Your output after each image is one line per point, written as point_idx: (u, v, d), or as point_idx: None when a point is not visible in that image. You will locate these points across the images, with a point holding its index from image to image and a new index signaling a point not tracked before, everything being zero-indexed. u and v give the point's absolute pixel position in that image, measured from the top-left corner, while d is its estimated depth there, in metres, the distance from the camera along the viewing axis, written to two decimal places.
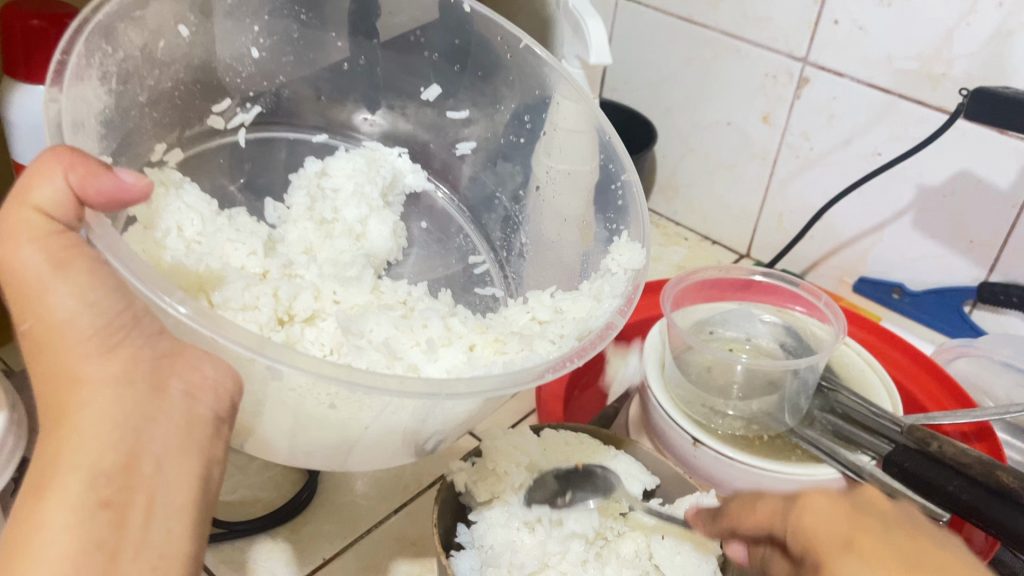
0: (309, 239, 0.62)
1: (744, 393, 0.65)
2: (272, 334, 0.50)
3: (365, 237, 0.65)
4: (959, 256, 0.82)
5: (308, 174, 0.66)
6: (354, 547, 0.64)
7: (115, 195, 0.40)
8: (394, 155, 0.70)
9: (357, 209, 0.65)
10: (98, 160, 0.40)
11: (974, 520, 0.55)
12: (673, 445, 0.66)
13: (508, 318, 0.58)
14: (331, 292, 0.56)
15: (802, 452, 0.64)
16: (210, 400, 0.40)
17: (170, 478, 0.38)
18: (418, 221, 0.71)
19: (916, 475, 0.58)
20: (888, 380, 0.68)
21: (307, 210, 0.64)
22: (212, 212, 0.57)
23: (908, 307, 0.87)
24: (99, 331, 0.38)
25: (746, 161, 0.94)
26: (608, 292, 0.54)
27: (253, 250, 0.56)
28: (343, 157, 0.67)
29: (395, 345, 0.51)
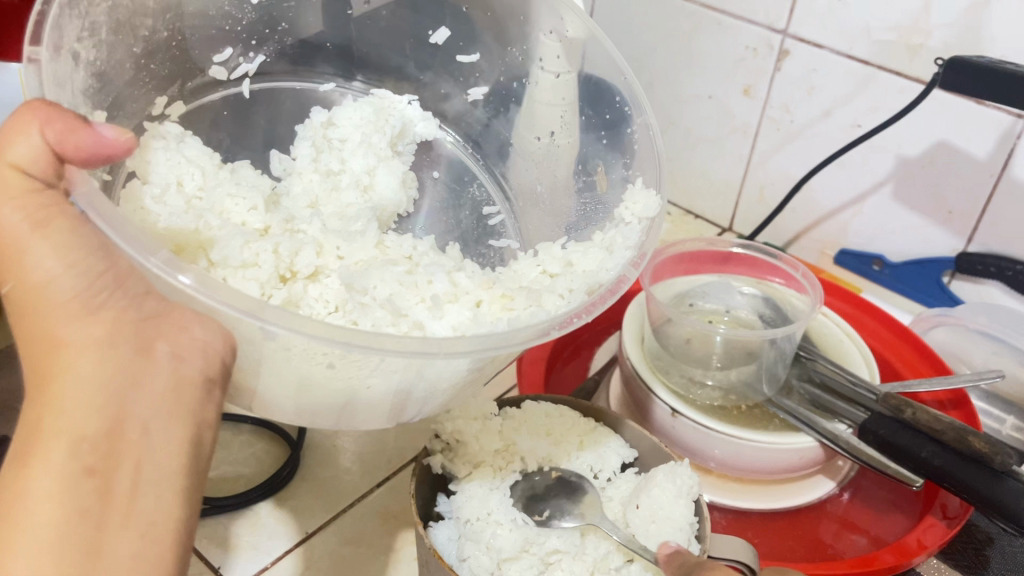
0: (314, 190, 0.60)
1: (723, 362, 0.65)
2: (272, 294, 0.48)
3: (373, 188, 0.62)
4: (937, 227, 0.82)
5: (314, 124, 0.63)
6: (336, 522, 0.64)
7: (96, 151, 0.39)
8: (404, 103, 0.66)
9: (365, 159, 0.62)
10: (76, 115, 0.39)
11: (945, 485, 0.56)
12: (652, 415, 0.66)
13: (518, 272, 0.56)
14: (334, 248, 0.54)
15: (779, 421, 0.65)
16: (199, 362, 0.40)
17: (157, 446, 0.37)
18: (433, 169, 0.68)
19: (890, 441, 0.59)
20: (866, 350, 0.69)
21: (313, 163, 0.61)
22: (217, 165, 0.56)
23: (888, 279, 0.88)
24: (84, 291, 0.38)
25: (727, 135, 0.94)
26: (620, 243, 0.53)
27: (254, 204, 0.55)
28: (351, 106, 0.64)
29: (399, 301, 0.50)
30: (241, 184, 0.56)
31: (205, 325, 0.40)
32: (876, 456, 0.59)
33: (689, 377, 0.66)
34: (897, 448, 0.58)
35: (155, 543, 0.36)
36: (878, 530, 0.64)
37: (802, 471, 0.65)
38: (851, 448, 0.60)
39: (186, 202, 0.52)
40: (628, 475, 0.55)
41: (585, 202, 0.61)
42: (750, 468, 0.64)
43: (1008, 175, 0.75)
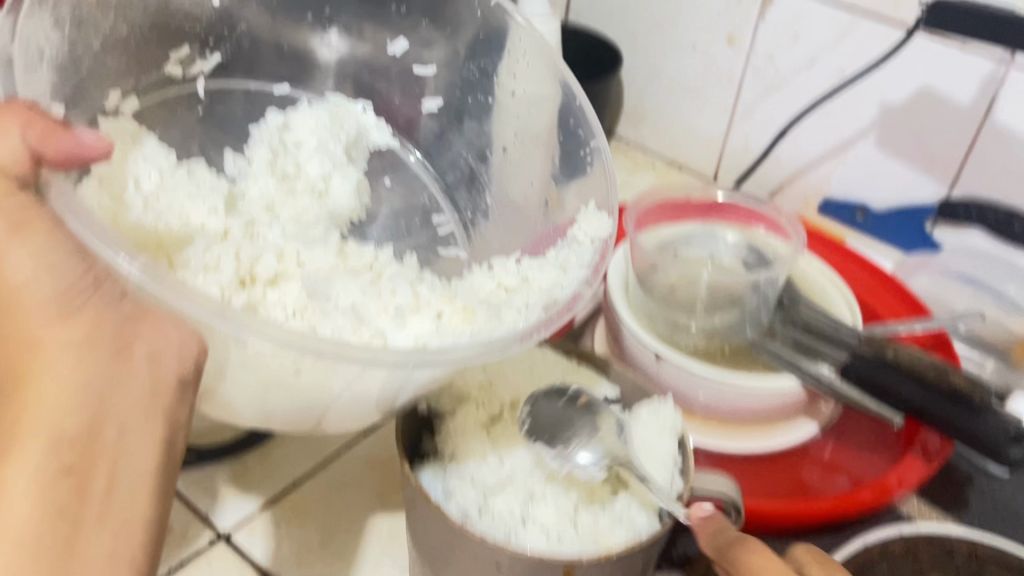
0: (270, 193, 0.58)
1: (708, 307, 0.66)
2: (234, 297, 0.44)
3: (328, 195, 0.61)
4: (920, 173, 0.82)
5: (269, 128, 0.63)
6: (323, 470, 0.65)
7: (74, 153, 0.40)
8: (358, 112, 0.68)
9: (320, 166, 0.61)
10: (55, 119, 0.40)
11: (926, 421, 0.56)
12: (636, 361, 0.67)
13: (473, 285, 0.55)
14: (296, 254, 0.51)
15: (763, 363, 0.65)
16: (174, 365, 0.38)
17: (133, 441, 0.37)
18: (384, 177, 0.69)
19: (872, 381, 0.59)
20: (850, 296, 0.69)
21: (268, 164, 0.60)
22: (174, 165, 0.54)
23: (871, 229, 0.87)
24: (60, 295, 0.36)
25: (712, 85, 0.93)
26: (574, 262, 0.52)
27: (215, 209, 0.52)
28: (307, 112, 0.64)
29: (363, 311, 0.47)
30: (199, 186, 0.54)
31: (181, 324, 0.38)
32: (859, 396, 0.60)
33: (671, 323, 0.66)
34: (879, 387, 0.58)
35: (127, 540, 0.36)
36: (860, 473, 0.64)
37: (785, 413, 0.66)
38: (834, 389, 0.61)
39: (144, 200, 0.49)
40: (613, 413, 0.54)
41: (549, 214, 0.59)
42: (729, 412, 0.64)
43: (991, 120, 0.75)
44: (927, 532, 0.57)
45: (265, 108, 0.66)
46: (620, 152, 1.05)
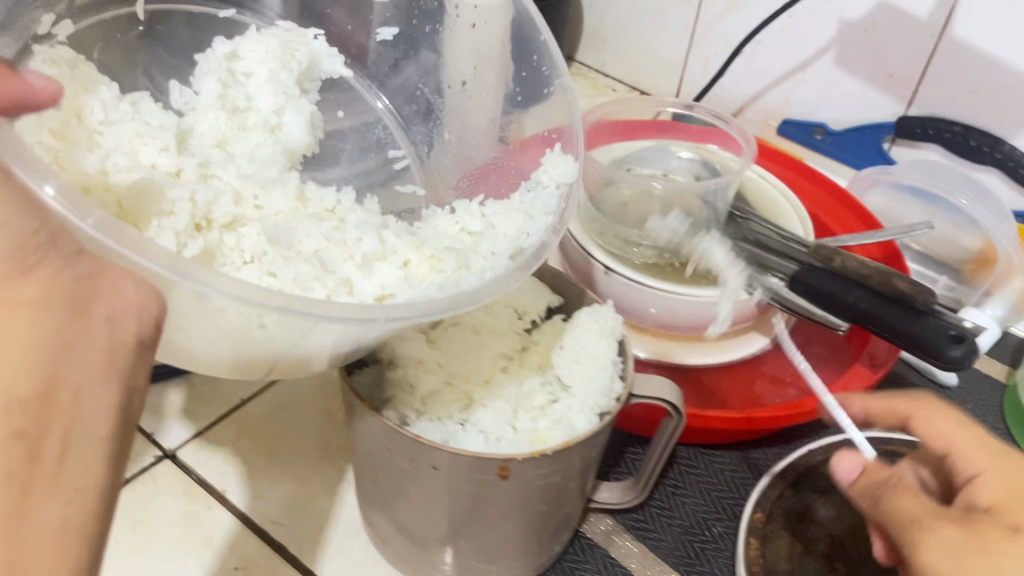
0: (221, 129, 0.54)
1: (658, 223, 0.66)
2: (189, 244, 0.43)
3: (281, 130, 0.57)
4: (879, 91, 0.82)
5: (216, 56, 0.56)
6: (273, 388, 0.64)
7: (22, 99, 0.37)
8: (309, 37, 0.60)
9: (273, 98, 0.57)
10: (0, 63, 0.37)
11: (870, 327, 0.56)
12: (587, 277, 0.66)
13: (437, 229, 0.54)
14: (253, 197, 0.50)
15: (712, 277, 0.65)
16: (135, 325, 0.32)
17: (92, 406, 0.30)
18: (333, 109, 0.64)
19: (818, 289, 0.58)
20: (802, 210, 0.69)
21: (218, 98, 0.55)
22: (113, 96, 0.49)
23: (830, 148, 0.87)
24: (14, 250, 0.29)
25: (673, 6, 0.91)
26: (540, 208, 0.51)
27: (166, 145, 0.49)
28: (256, 37, 0.58)
29: (327, 258, 0.48)
30: (146, 123, 0.50)
31: (139, 284, 0.33)
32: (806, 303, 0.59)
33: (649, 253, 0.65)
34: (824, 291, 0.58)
35: (81, 510, 0.29)
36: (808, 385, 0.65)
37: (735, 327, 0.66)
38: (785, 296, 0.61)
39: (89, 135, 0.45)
40: (555, 321, 0.54)
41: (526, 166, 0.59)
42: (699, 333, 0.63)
43: (948, 35, 0.75)
44: (868, 437, 0.59)
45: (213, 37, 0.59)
46: (580, 77, 1.03)
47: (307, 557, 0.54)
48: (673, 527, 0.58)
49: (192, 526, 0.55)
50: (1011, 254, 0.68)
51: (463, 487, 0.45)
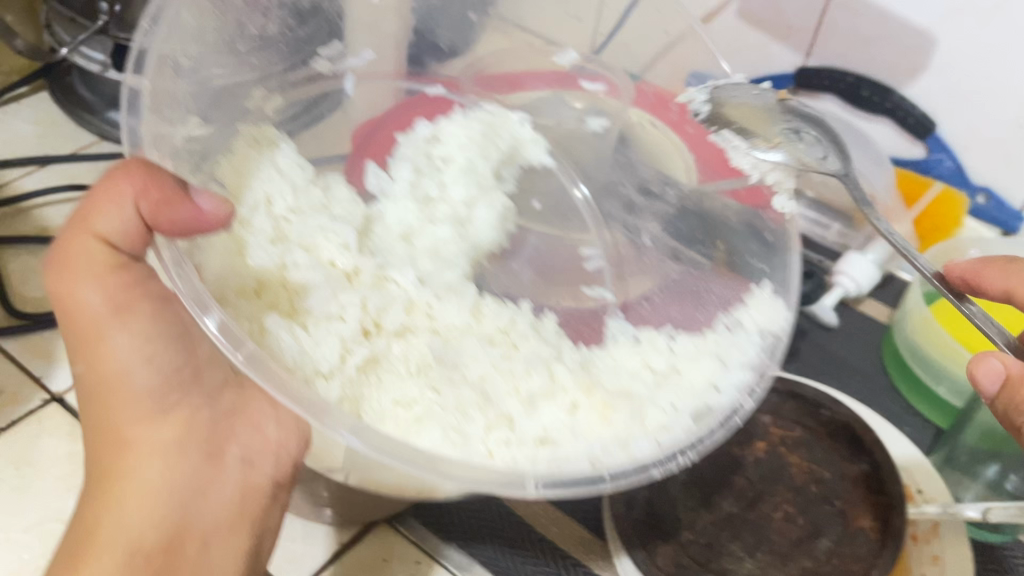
0: (406, 216, 0.61)
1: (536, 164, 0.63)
2: (356, 347, 0.48)
3: (471, 222, 0.64)
4: (779, 42, 0.83)
5: (419, 143, 0.66)
6: None
7: (193, 223, 0.41)
8: (516, 124, 0.71)
9: (465, 190, 0.65)
10: (175, 185, 0.41)
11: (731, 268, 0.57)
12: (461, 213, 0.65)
13: (618, 360, 0.54)
14: (426, 309, 0.55)
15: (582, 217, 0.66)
16: (270, 470, 0.42)
17: (219, 543, 0.39)
18: (534, 200, 0.71)
19: None
20: None
21: (410, 187, 0.63)
22: (305, 178, 0.56)
23: None
24: (161, 387, 0.40)
25: None
26: (735, 358, 0.50)
27: (346, 243, 0.55)
28: (458, 120, 0.68)
29: (492, 391, 0.49)
30: (332, 215, 0.57)
31: (283, 422, 0.43)
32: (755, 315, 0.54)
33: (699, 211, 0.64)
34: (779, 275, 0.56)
35: None
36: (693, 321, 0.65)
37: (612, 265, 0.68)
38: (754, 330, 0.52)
39: (274, 223, 0.52)
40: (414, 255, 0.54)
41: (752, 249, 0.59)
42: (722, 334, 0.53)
43: None
44: None
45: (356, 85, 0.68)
46: None
47: None
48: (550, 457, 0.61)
49: (76, 463, 0.56)
50: (885, 197, 0.70)
51: None
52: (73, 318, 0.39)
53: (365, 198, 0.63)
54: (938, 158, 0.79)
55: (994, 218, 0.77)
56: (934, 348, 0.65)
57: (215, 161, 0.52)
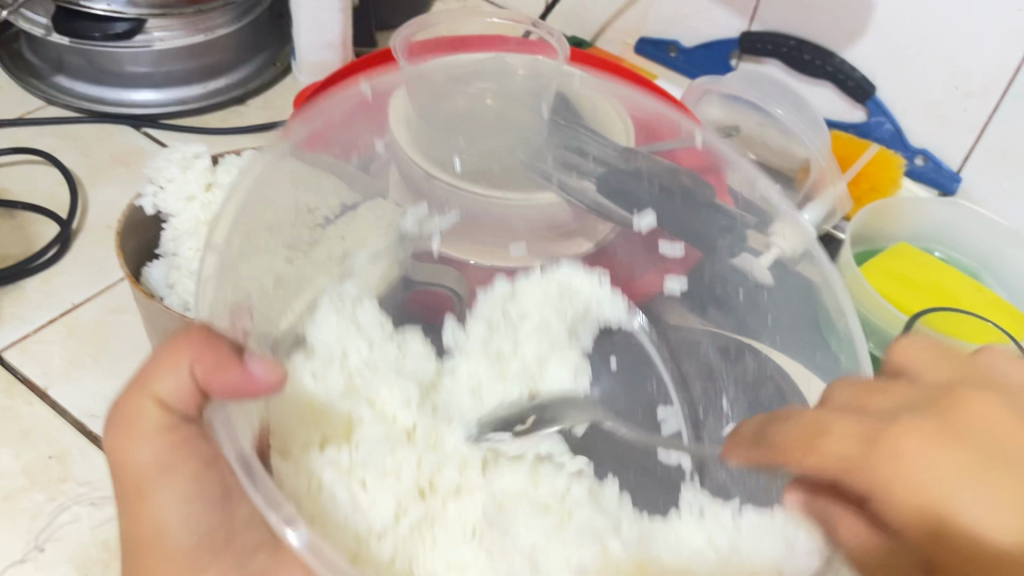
0: (479, 377, 0.62)
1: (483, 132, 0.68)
2: (410, 509, 0.50)
3: (542, 377, 0.64)
4: (723, 8, 0.84)
5: (496, 299, 0.66)
6: (106, 294, 0.65)
7: (237, 388, 0.39)
8: (591, 284, 0.67)
9: (537, 346, 0.64)
10: (231, 352, 0.40)
11: None
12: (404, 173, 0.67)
13: (681, 538, 0.51)
14: (481, 462, 0.55)
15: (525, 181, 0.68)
16: None
17: None
18: (610, 359, 0.67)
19: None
20: (627, 117, 0.72)
21: (482, 344, 0.64)
22: (385, 335, 0.59)
23: (681, 65, 0.89)
24: (195, 546, 0.40)
25: None
26: (773, 530, 0.47)
27: (408, 399, 0.56)
28: (538, 281, 0.66)
29: (542, 562, 0.50)
30: (399, 371, 0.58)
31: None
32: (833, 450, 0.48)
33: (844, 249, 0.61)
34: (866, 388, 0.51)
35: None
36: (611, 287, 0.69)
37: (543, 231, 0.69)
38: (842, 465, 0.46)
39: (346, 381, 0.54)
40: None
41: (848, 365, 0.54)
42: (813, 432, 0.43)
43: None
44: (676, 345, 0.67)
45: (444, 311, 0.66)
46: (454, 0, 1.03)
47: None
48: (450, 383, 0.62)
49: (10, 420, 0.56)
50: (821, 160, 0.72)
51: None
52: (124, 472, 0.41)
53: (440, 352, 0.64)
54: (877, 121, 0.80)
55: (932, 179, 0.78)
56: (861, 305, 0.66)
57: (314, 322, 0.55)
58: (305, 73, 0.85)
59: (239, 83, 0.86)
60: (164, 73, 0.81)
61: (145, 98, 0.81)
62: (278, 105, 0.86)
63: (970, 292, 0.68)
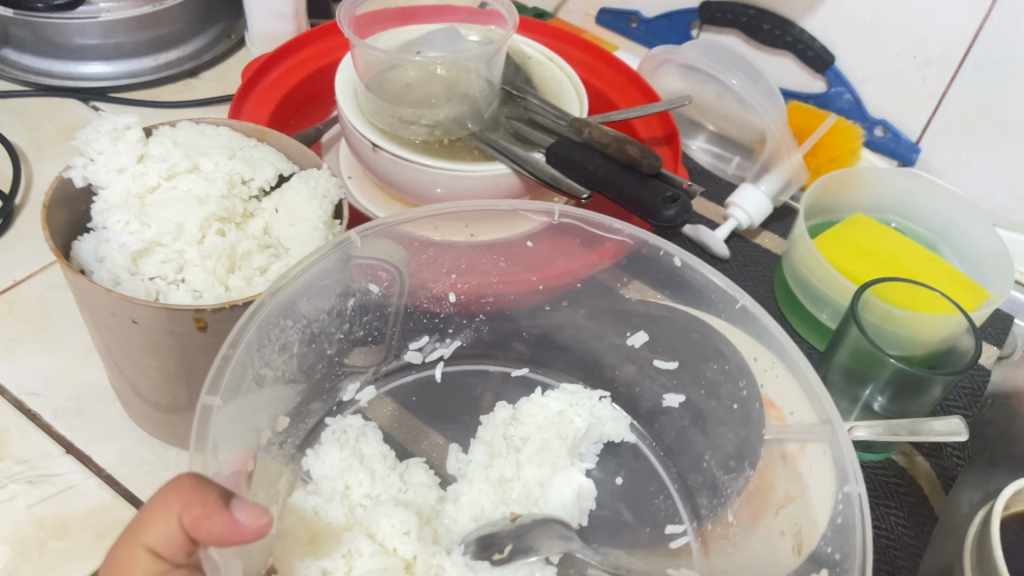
0: (482, 504, 0.57)
1: (436, 102, 0.66)
2: None
3: (544, 501, 0.59)
4: None
5: (497, 423, 0.62)
6: (48, 270, 0.64)
7: (227, 537, 0.38)
8: (595, 401, 0.64)
9: (539, 469, 0.60)
10: (216, 497, 0.38)
11: (606, 191, 0.60)
12: (361, 152, 0.66)
13: None
14: None
15: (478, 153, 0.66)
16: None
17: None
18: (615, 475, 0.62)
19: (566, 158, 0.62)
20: (582, 90, 0.71)
21: (485, 470, 0.59)
22: (387, 466, 0.56)
23: (643, 36, 0.89)
24: None
25: None
26: None
27: (409, 528, 0.52)
28: (537, 402, 0.63)
29: None
30: (398, 499, 0.55)
31: None
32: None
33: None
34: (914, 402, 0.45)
35: None
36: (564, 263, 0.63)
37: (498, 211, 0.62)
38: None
39: (347, 514, 0.53)
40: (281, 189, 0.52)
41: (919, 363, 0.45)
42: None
43: None
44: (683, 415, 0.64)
45: (431, 398, 0.64)
46: None
47: (59, 425, 0.56)
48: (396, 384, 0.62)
49: None
50: (776, 132, 0.71)
51: (167, 339, 0.46)
52: None
53: (444, 482, 0.59)
54: (837, 91, 0.80)
55: (890, 150, 0.79)
56: (818, 278, 0.65)
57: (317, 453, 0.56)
58: (257, 44, 0.83)
59: (192, 56, 0.84)
60: (113, 45, 0.78)
61: (95, 71, 0.79)
62: (232, 79, 0.85)
63: (925, 262, 0.68)
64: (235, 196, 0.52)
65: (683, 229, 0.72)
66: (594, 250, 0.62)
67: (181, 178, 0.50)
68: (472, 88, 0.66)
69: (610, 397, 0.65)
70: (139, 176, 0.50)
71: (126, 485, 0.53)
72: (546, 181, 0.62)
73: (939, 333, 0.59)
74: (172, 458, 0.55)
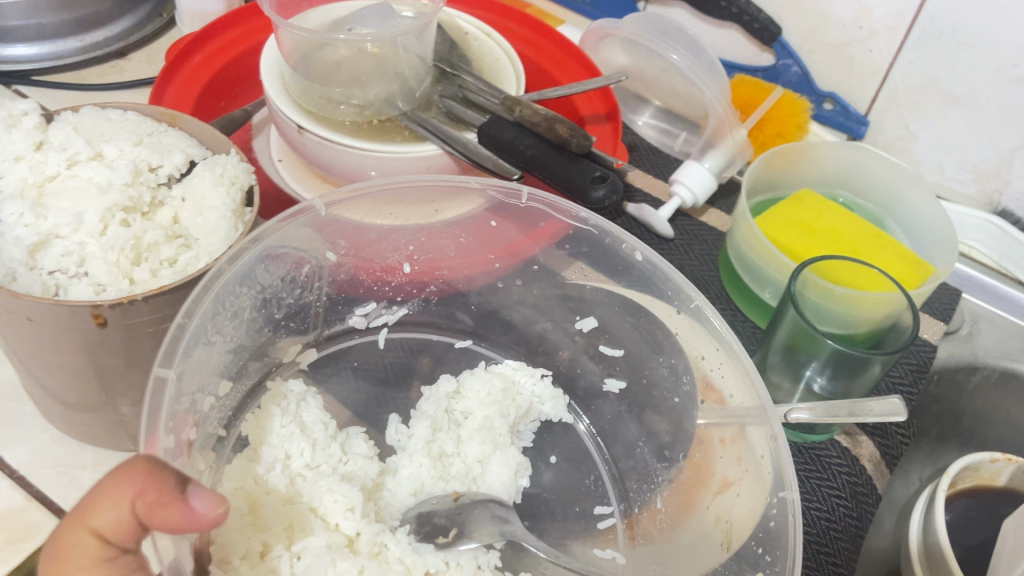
0: (422, 478, 0.56)
1: (364, 81, 0.63)
2: None
3: (483, 479, 0.57)
4: None
5: (439, 394, 0.60)
6: None
7: (182, 529, 0.32)
8: (535, 380, 0.62)
9: (480, 446, 0.58)
10: (174, 483, 0.32)
11: (536, 171, 0.60)
12: (286, 132, 0.63)
13: None
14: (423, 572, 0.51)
15: (409, 134, 0.64)
16: None
17: None
18: (549, 455, 0.61)
19: (496, 138, 0.61)
20: (519, 67, 0.70)
21: (426, 443, 0.57)
22: (328, 436, 0.54)
23: (588, 9, 0.86)
24: None
25: None
26: None
27: (353, 504, 0.50)
28: (481, 376, 0.61)
29: None
30: (339, 474, 0.53)
31: None
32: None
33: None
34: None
35: None
36: (505, 245, 0.61)
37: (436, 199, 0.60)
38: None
39: (288, 484, 0.51)
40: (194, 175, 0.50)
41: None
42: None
43: None
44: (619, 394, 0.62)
45: (366, 368, 0.62)
46: None
47: None
48: (329, 371, 0.60)
49: None
50: (719, 109, 0.69)
51: (68, 337, 0.43)
52: None
53: (384, 453, 0.58)
54: (784, 63, 0.78)
55: (839, 123, 0.78)
56: (758, 256, 0.64)
57: (253, 415, 0.53)
58: (186, 23, 0.80)
59: (119, 37, 0.81)
60: (36, 26, 0.75)
61: (18, 53, 0.76)
62: (163, 60, 0.83)
63: (869, 237, 0.66)
64: (141, 183, 0.49)
65: (627, 208, 0.70)
66: (537, 235, 0.60)
67: (82, 166, 0.48)
68: (405, 66, 0.64)
69: (551, 374, 0.64)
70: (38, 165, 0.47)
71: (40, 488, 0.51)
72: (478, 163, 0.61)
73: (881, 311, 0.58)
74: (90, 459, 0.53)
